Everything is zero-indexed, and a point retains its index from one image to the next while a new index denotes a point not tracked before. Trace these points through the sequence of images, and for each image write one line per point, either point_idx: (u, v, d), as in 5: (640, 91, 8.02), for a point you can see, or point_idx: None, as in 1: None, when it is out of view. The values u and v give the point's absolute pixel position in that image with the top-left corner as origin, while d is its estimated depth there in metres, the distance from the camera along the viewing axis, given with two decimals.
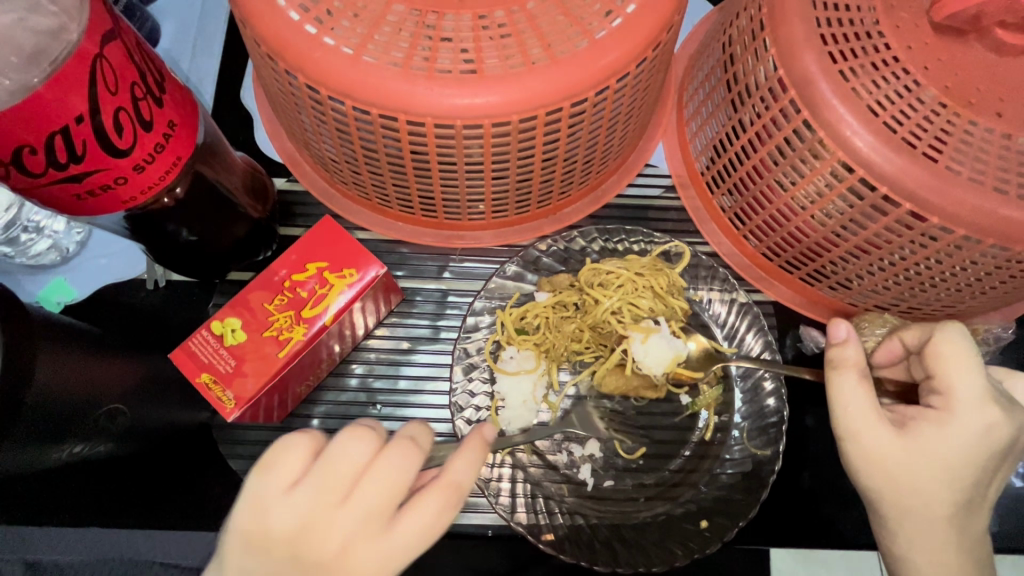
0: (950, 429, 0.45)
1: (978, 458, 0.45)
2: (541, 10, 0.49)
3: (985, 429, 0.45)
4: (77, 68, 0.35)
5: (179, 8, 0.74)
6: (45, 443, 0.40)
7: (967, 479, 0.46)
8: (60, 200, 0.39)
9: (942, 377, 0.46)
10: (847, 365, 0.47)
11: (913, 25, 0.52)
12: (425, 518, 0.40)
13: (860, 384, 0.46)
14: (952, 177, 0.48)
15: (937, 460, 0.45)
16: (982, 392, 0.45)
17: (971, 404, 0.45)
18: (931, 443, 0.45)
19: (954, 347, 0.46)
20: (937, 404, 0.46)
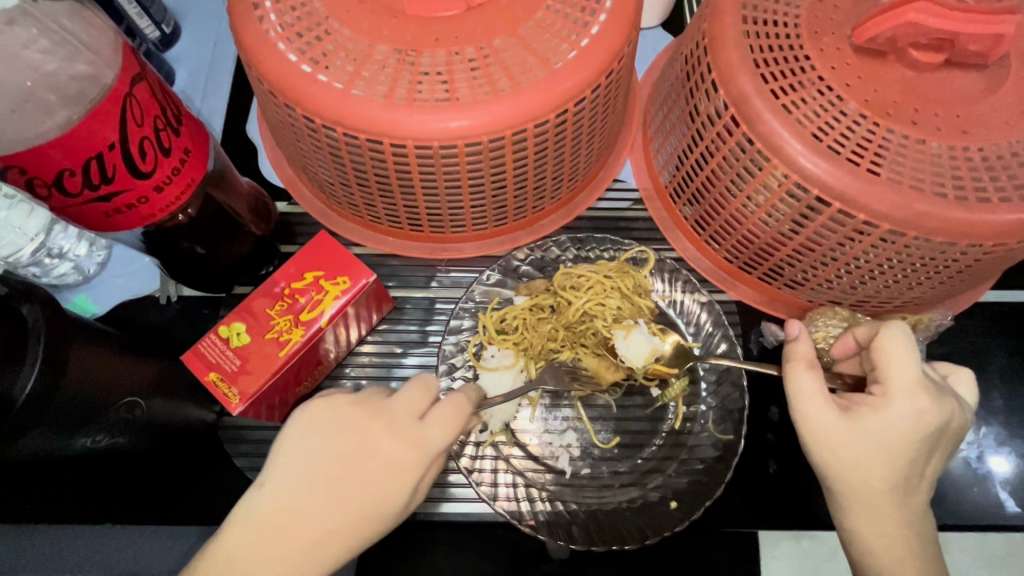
0: (889, 414, 0.52)
1: (914, 441, 0.52)
2: (506, 46, 0.56)
3: (917, 415, 0.52)
4: (110, 103, 0.41)
5: (193, 55, 0.83)
6: (70, 429, 0.45)
7: (902, 457, 0.52)
8: (91, 217, 0.46)
9: (883, 369, 0.53)
10: (798, 357, 0.54)
11: (836, 49, 0.59)
12: (461, 403, 0.53)
13: (808, 374, 0.53)
14: (873, 178, 0.54)
15: (877, 441, 0.52)
16: (917, 383, 0.52)
17: (907, 392, 0.52)
18: (873, 426, 0.52)
19: (895, 344, 0.53)
20: (879, 392, 0.53)
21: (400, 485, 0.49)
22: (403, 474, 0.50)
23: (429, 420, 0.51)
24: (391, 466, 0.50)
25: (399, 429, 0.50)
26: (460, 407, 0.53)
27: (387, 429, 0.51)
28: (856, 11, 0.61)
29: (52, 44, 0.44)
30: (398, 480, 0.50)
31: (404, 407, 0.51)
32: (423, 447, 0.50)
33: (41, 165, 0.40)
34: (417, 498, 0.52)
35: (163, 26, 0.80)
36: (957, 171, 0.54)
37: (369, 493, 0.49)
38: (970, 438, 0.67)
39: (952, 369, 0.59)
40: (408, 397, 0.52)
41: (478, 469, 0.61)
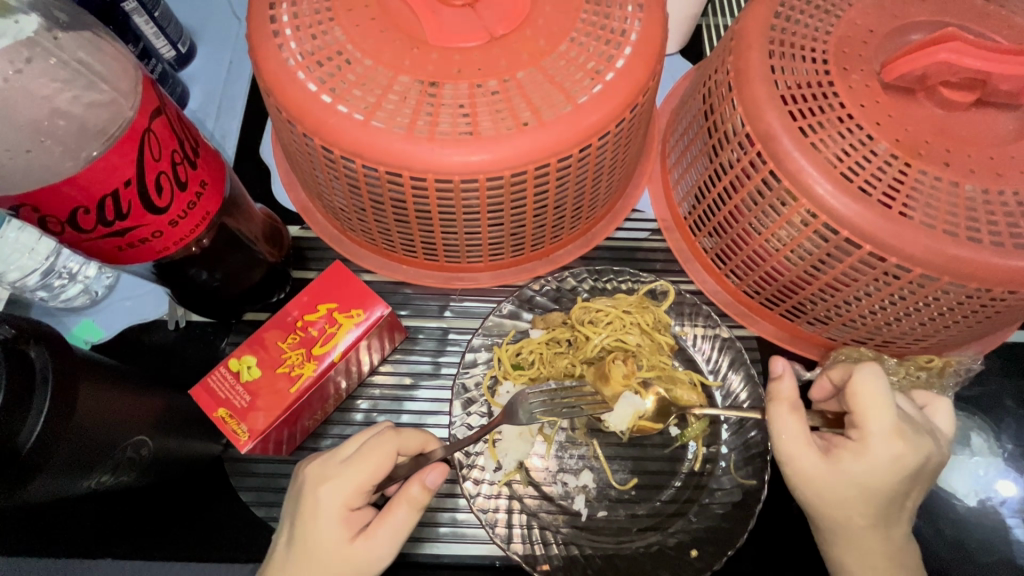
0: (866, 459, 0.49)
1: (892, 485, 0.50)
2: (529, 79, 0.55)
3: (894, 461, 0.49)
4: (128, 139, 0.40)
5: (208, 75, 0.82)
6: (77, 473, 0.43)
7: (880, 499, 0.50)
8: (104, 252, 0.45)
9: (858, 415, 0.50)
10: (779, 398, 0.52)
11: (865, 86, 0.58)
12: (382, 438, 0.50)
13: (788, 416, 0.51)
14: (906, 221, 0.52)
15: (853, 485, 0.50)
16: (892, 426, 0.49)
17: (882, 437, 0.49)
18: (850, 471, 0.49)
19: (866, 387, 0.50)
20: (856, 436, 0.50)
21: (326, 524, 0.48)
22: (321, 513, 0.48)
23: (348, 459, 0.49)
24: (316, 508, 0.48)
25: (319, 467, 0.50)
26: (369, 446, 0.49)
27: (313, 471, 0.50)
28: (883, 48, 0.60)
29: (67, 75, 0.44)
30: (322, 521, 0.48)
31: (340, 452, 0.51)
32: (333, 482, 0.48)
33: (56, 203, 0.39)
34: (366, 550, 0.48)
35: (179, 46, 0.80)
36: (992, 215, 0.53)
37: (304, 539, 0.48)
38: (1000, 484, 0.64)
39: (931, 399, 0.57)
40: (342, 446, 0.52)
41: (492, 511, 0.59)
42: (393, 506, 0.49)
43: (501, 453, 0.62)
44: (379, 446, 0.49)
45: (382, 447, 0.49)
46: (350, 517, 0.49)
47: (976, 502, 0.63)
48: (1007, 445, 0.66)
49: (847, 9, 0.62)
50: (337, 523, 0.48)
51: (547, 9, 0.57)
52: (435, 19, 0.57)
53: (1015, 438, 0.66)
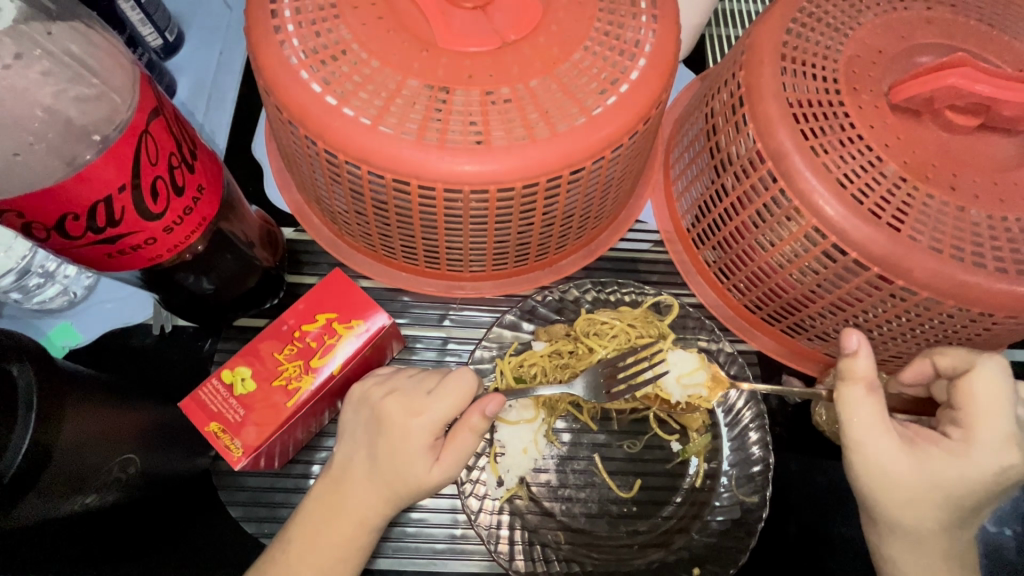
0: (968, 459, 0.49)
1: (984, 492, 0.49)
2: (543, 88, 0.53)
3: (998, 469, 0.48)
4: (124, 143, 0.38)
5: (196, 66, 0.79)
6: (63, 497, 0.40)
7: (968, 503, 0.49)
8: (91, 258, 0.42)
9: (970, 412, 0.50)
10: (856, 377, 0.50)
11: (875, 107, 0.57)
12: (466, 382, 0.51)
13: (867, 399, 0.50)
14: (913, 245, 0.53)
15: (939, 483, 0.49)
16: (1004, 424, 0.49)
17: (988, 437, 0.49)
18: (942, 467, 0.49)
19: (996, 383, 0.49)
20: (958, 436, 0.50)
21: (416, 448, 0.51)
22: (411, 441, 0.51)
23: (435, 392, 0.52)
24: (403, 437, 0.51)
25: (399, 399, 0.52)
26: (455, 376, 0.52)
27: (397, 403, 0.52)
28: (892, 69, 0.60)
29: (53, 69, 0.41)
30: (412, 448, 0.51)
31: (412, 392, 0.52)
32: (422, 415, 0.51)
33: (43, 209, 0.36)
34: (443, 473, 0.51)
35: (166, 34, 0.76)
36: (995, 241, 0.54)
37: (389, 460, 0.51)
38: None
39: None
40: (422, 377, 0.54)
41: (493, 528, 0.58)
42: (457, 432, 0.52)
43: (503, 469, 0.61)
44: (464, 385, 0.51)
45: (464, 377, 0.52)
46: (435, 443, 0.52)
47: None
48: None
49: (857, 27, 0.61)
50: (423, 453, 0.51)
51: (561, 15, 0.56)
52: (443, 20, 0.55)
53: None
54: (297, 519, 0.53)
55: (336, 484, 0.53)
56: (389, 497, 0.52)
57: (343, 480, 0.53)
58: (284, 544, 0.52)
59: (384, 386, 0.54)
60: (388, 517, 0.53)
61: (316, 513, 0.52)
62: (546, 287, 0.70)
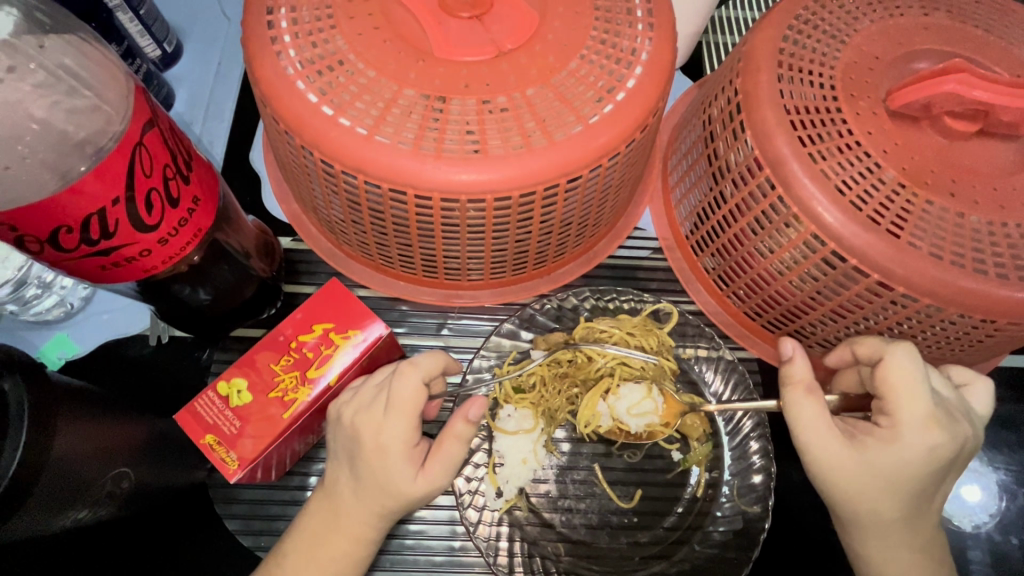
0: (900, 447, 0.50)
1: (925, 473, 0.50)
2: (539, 97, 0.53)
3: (927, 450, 0.50)
4: (118, 155, 0.38)
5: (194, 76, 0.79)
6: (54, 513, 0.40)
7: (913, 487, 0.51)
8: (86, 271, 0.42)
9: (889, 400, 0.51)
10: (797, 382, 0.53)
11: (873, 113, 0.57)
12: (412, 384, 0.51)
13: (808, 400, 0.52)
14: (913, 251, 0.52)
15: (880, 472, 0.50)
16: (925, 407, 0.50)
17: (910, 423, 0.50)
18: (879, 457, 0.50)
19: (907, 369, 0.50)
20: (886, 424, 0.51)
21: (393, 461, 0.50)
22: (386, 455, 0.50)
23: (387, 404, 0.51)
24: (375, 453, 0.50)
25: (364, 416, 0.51)
26: (399, 387, 0.51)
27: (359, 420, 0.51)
28: (889, 75, 0.60)
29: (46, 80, 0.41)
30: (390, 461, 0.50)
31: (371, 404, 0.51)
32: (385, 429, 0.50)
33: (36, 222, 0.36)
34: (425, 483, 0.51)
35: (164, 45, 0.76)
36: (996, 247, 0.53)
37: (371, 476, 0.51)
38: (993, 509, 0.65)
39: (971, 379, 0.57)
40: (377, 389, 0.53)
41: (492, 540, 0.57)
42: (443, 441, 0.52)
43: (502, 480, 0.60)
44: (411, 395, 0.51)
45: (407, 385, 0.51)
46: (415, 453, 0.51)
47: (969, 526, 0.65)
48: (998, 471, 0.67)
49: (854, 34, 0.61)
50: (399, 464, 0.50)
51: (556, 24, 0.56)
52: (440, 29, 0.55)
53: (1007, 464, 0.67)
54: (293, 536, 0.53)
55: (331, 503, 0.53)
56: (379, 511, 0.52)
57: (338, 498, 0.53)
58: (281, 558, 0.52)
59: (348, 405, 0.53)
60: (383, 530, 0.53)
61: (312, 528, 0.52)
62: (544, 295, 0.69)
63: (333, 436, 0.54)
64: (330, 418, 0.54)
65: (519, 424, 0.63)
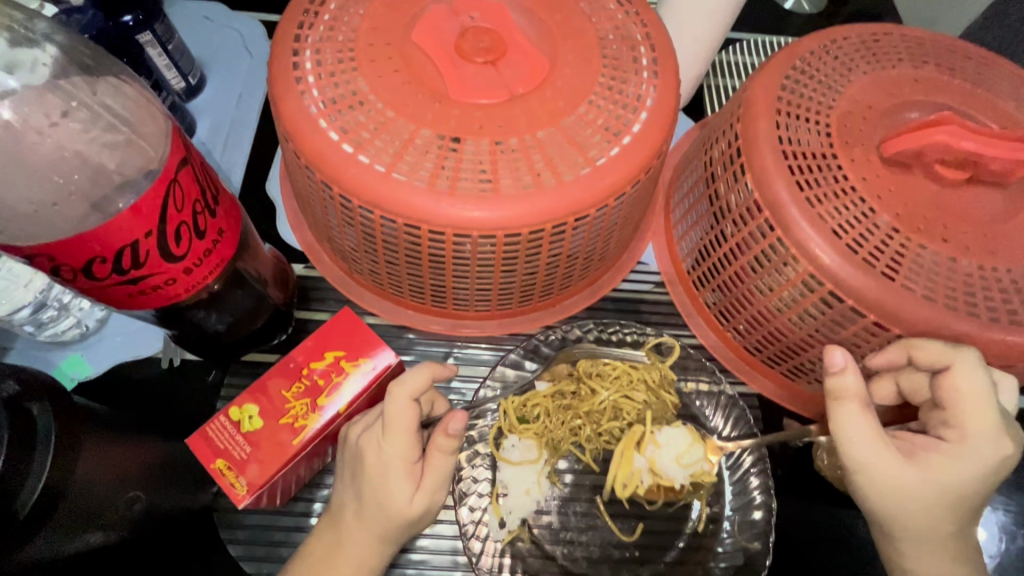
0: (966, 456, 0.52)
1: (985, 482, 0.52)
2: (550, 139, 0.56)
3: (996, 459, 0.52)
4: (154, 191, 0.40)
5: (216, 108, 0.82)
6: (69, 536, 0.41)
7: (973, 499, 0.53)
8: (113, 298, 0.43)
9: (957, 412, 0.53)
10: (849, 396, 0.53)
11: (866, 159, 0.60)
12: (402, 399, 0.51)
13: (861, 415, 0.52)
14: (908, 294, 0.54)
15: (946, 486, 0.52)
16: (990, 418, 0.52)
17: (981, 435, 0.52)
18: (945, 468, 0.52)
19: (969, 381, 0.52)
20: (952, 437, 0.53)
21: (392, 481, 0.52)
22: (387, 474, 0.52)
23: (384, 424, 0.52)
24: (377, 472, 0.52)
25: (366, 436, 0.53)
26: (390, 406, 0.52)
27: (364, 439, 0.53)
28: (882, 123, 0.63)
29: (87, 118, 0.44)
30: (388, 480, 0.52)
31: (375, 424, 0.53)
32: (384, 450, 0.52)
33: (72, 252, 0.38)
34: (425, 500, 0.53)
35: (189, 78, 0.80)
36: (987, 292, 0.55)
37: (371, 496, 0.52)
38: (994, 551, 0.66)
39: (1003, 377, 0.55)
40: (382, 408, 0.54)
41: (495, 570, 0.58)
42: (431, 456, 0.53)
43: (505, 511, 0.61)
44: (404, 411, 0.52)
45: (397, 403, 0.51)
46: (412, 470, 0.53)
47: None
48: (998, 512, 0.67)
49: (848, 85, 0.65)
50: (398, 484, 0.52)
51: (567, 70, 0.59)
52: (456, 73, 0.58)
53: (1007, 504, 0.68)
54: (299, 558, 0.55)
55: (335, 526, 0.55)
56: (381, 533, 0.53)
57: (343, 521, 0.54)
58: None
59: (360, 423, 0.55)
60: (387, 555, 0.54)
61: (317, 552, 0.54)
62: (549, 327, 0.71)
63: (343, 456, 0.56)
64: (343, 437, 0.56)
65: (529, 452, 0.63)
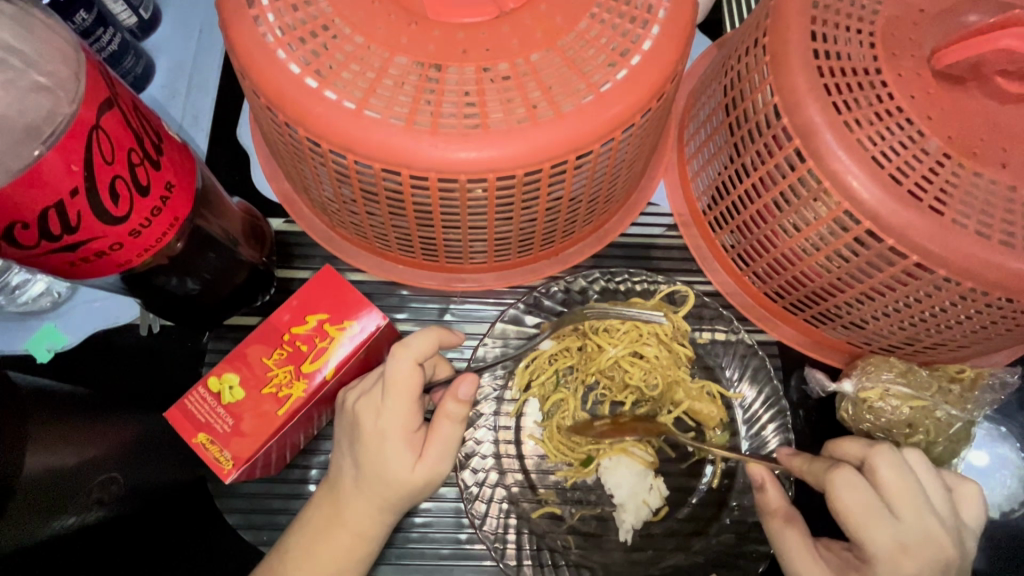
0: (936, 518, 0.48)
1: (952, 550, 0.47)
2: (545, 62, 0.48)
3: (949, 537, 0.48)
4: (72, 140, 0.34)
5: (174, 45, 0.73)
6: (37, 524, 0.38)
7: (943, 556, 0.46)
8: (54, 267, 0.39)
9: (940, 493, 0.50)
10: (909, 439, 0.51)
11: (916, 74, 0.52)
12: (404, 362, 0.48)
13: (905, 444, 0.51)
14: (958, 231, 0.48)
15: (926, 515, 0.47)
16: (923, 511, 0.47)
17: (915, 520, 0.47)
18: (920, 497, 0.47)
19: (918, 470, 0.50)
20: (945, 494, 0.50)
21: (392, 449, 0.48)
22: (386, 442, 0.48)
23: (384, 389, 0.48)
24: (376, 440, 0.48)
25: (363, 401, 0.49)
26: (392, 370, 0.48)
27: (361, 405, 0.49)
28: (936, 29, 0.54)
29: None
30: (388, 448, 0.48)
31: (375, 388, 0.50)
32: (384, 416, 0.48)
33: None
34: (427, 470, 0.49)
35: (140, 11, 0.71)
36: None
37: (370, 465, 0.49)
38: None
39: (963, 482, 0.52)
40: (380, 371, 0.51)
41: (499, 531, 0.55)
42: (436, 423, 0.50)
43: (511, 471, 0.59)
44: (406, 376, 0.48)
45: (399, 367, 0.48)
46: (413, 439, 0.49)
47: (1000, 513, 0.60)
48: None
49: None
50: (400, 453, 0.48)
51: None
52: None
53: None
54: (296, 529, 0.52)
55: (332, 496, 0.51)
56: (382, 503, 0.50)
57: (341, 491, 0.51)
58: (282, 553, 0.50)
59: (357, 388, 0.52)
60: (388, 525, 0.51)
61: (313, 522, 0.51)
62: (552, 278, 0.65)
63: (340, 423, 0.53)
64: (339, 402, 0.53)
65: (541, 420, 0.61)
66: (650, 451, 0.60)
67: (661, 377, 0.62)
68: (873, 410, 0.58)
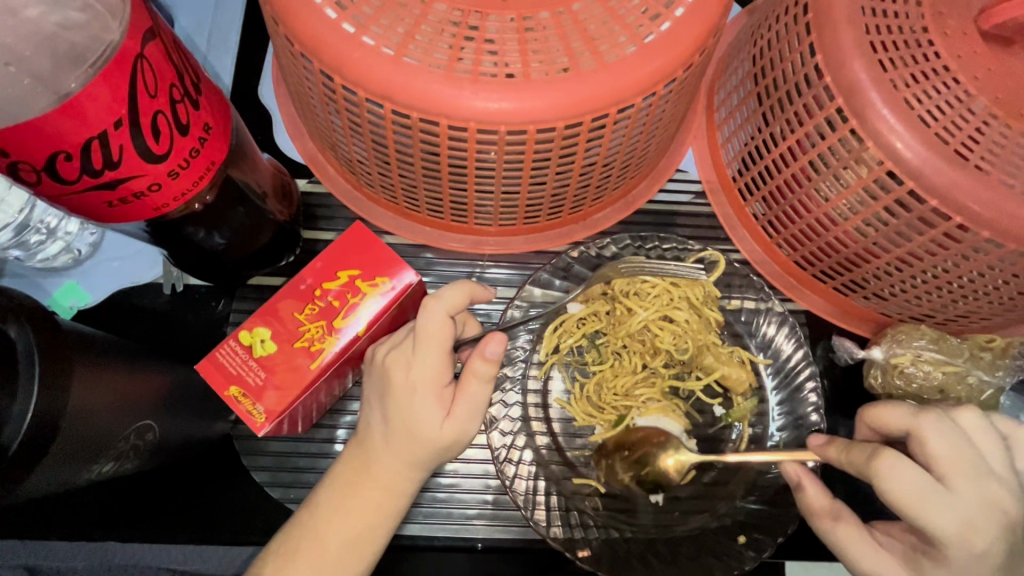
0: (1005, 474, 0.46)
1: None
2: (588, 12, 0.47)
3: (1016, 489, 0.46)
4: (118, 69, 0.33)
5: (191, 0, 0.71)
6: (79, 465, 0.38)
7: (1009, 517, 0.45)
8: (90, 207, 0.38)
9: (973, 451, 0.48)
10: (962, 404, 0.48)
11: (963, 33, 0.50)
12: (436, 316, 0.47)
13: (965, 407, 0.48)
14: (1004, 191, 0.47)
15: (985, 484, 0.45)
16: (981, 477, 0.45)
17: (968, 487, 0.44)
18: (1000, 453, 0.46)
19: (972, 431, 0.47)
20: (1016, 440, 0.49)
21: (422, 402, 0.48)
22: (416, 394, 0.48)
23: (415, 342, 0.48)
24: (406, 395, 0.48)
25: (394, 355, 0.49)
26: (423, 324, 0.48)
27: (390, 359, 0.49)
28: None
29: None
30: (418, 401, 0.48)
31: (404, 343, 0.49)
32: (415, 369, 0.48)
33: (28, 147, 0.32)
34: (456, 426, 0.49)
35: None
36: None
37: (400, 418, 0.49)
38: None
39: (1020, 430, 0.49)
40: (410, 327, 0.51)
41: (530, 493, 0.55)
42: (465, 381, 0.49)
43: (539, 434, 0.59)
44: (437, 329, 0.48)
45: (431, 319, 0.47)
46: (443, 394, 0.49)
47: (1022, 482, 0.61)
48: None
49: None
50: (430, 407, 0.48)
51: None
52: None
53: None
54: (324, 486, 0.51)
55: (361, 452, 0.51)
56: (411, 460, 0.49)
57: (370, 449, 0.51)
58: (311, 507, 0.51)
59: (386, 344, 0.51)
60: (418, 483, 0.51)
61: (341, 479, 0.51)
62: (580, 243, 0.64)
63: (368, 380, 0.52)
64: (367, 360, 0.52)
65: (566, 384, 0.61)
66: (680, 414, 0.61)
67: (690, 343, 0.62)
68: (903, 375, 0.58)
